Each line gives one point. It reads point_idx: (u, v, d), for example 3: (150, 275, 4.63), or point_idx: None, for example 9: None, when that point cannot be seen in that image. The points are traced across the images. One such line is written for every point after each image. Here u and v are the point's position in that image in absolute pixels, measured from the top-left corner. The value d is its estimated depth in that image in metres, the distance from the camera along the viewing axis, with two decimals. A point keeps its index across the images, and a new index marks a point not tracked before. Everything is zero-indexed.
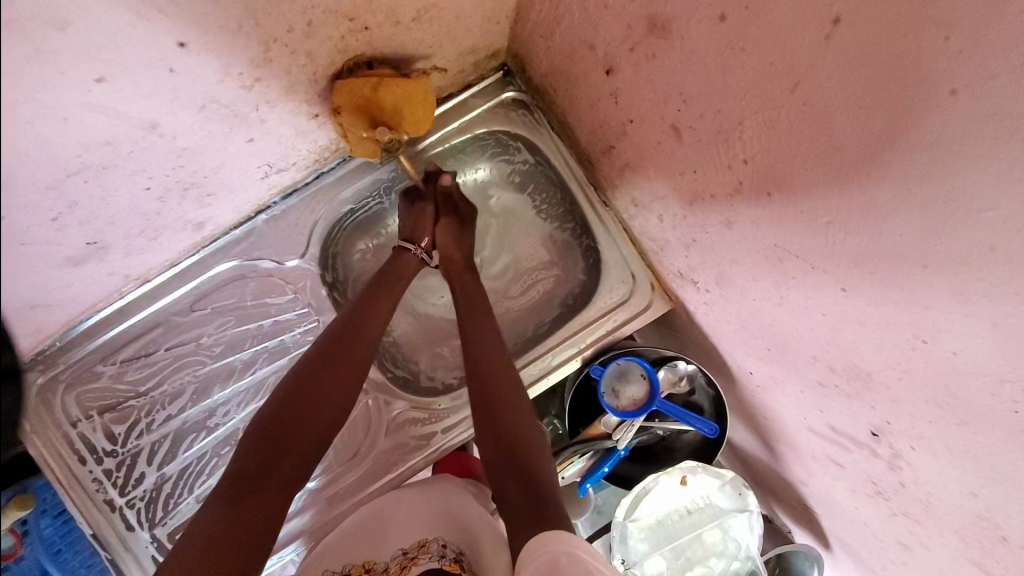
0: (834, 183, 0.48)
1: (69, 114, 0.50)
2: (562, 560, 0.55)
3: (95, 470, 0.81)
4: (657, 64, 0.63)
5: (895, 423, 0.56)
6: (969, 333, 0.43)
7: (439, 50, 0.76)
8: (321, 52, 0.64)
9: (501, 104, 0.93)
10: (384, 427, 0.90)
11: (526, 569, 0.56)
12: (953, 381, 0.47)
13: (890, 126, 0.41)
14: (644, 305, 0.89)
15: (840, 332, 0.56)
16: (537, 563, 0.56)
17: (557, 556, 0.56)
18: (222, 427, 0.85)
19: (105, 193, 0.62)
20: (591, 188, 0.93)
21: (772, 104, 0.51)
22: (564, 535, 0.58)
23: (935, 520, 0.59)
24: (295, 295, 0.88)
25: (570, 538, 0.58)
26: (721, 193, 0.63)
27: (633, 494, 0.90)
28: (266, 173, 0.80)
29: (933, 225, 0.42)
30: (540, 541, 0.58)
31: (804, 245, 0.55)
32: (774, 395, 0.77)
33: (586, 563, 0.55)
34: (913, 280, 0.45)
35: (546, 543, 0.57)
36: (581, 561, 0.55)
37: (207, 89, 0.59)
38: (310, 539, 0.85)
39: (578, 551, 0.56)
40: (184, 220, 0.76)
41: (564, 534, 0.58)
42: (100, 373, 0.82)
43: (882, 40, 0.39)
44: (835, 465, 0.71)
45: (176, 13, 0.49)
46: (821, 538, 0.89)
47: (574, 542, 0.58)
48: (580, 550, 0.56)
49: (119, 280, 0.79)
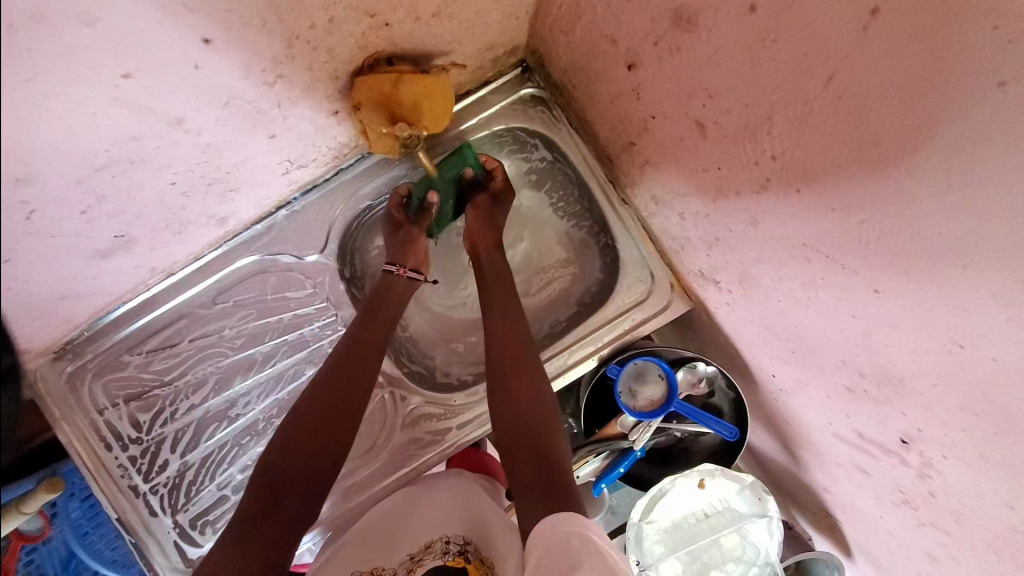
0: (868, 180, 0.47)
1: (98, 110, 0.51)
2: (572, 542, 0.56)
3: (121, 456, 0.83)
4: (682, 58, 0.61)
5: (926, 430, 0.54)
6: (1011, 340, 0.41)
7: (459, 46, 0.75)
8: (343, 49, 0.64)
9: (519, 100, 0.92)
10: (399, 421, 0.90)
11: (537, 549, 0.57)
12: (993, 389, 0.45)
13: (934, 119, 0.39)
14: (663, 304, 0.88)
15: (871, 335, 0.54)
16: (549, 544, 0.56)
17: (568, 537, 0.56)
18: (242, 418, 0.87)
19: (132, 188, 0.63)
20: (610, 186, 0.92)
21: (804, 97, 0.49)
22: (575, 518, 0.59)
23: (968, 532, 0.57)
24: (314, 289, 0.89)
25: (582, 522, 0.58)
26: (747, 191, 0.62)
27: (649, 495, 0.89)
28: (287, 169, 0.80)
29: (977, 224, 0.40)
30: (554, 522, 0.58)
31: (833, 244, 0.53)
32: (798, 399, 0.75)
33: (597, 546, 0.56)
34: (952, 282, 0.43)
35: (557, 525, 0.58)
36: (592, 544, 0.56)
37: (230, 85, 0.60)
38: (327, 530, 0.85)
39: (588, 533, 0.57)
40: (208, 214, 0.78)
41: (578, 517, 0.59)
42: (127, 362, 0.85)
43: (924, 30, 0.37)
44: (861, 472, 0.69)
45: (202, 11, 0.50)
46: (843, 546, 0.87)
47: (585, 525, 0.58)
48: (589, 533, 0.57)
49: (144, 273, 0.81)
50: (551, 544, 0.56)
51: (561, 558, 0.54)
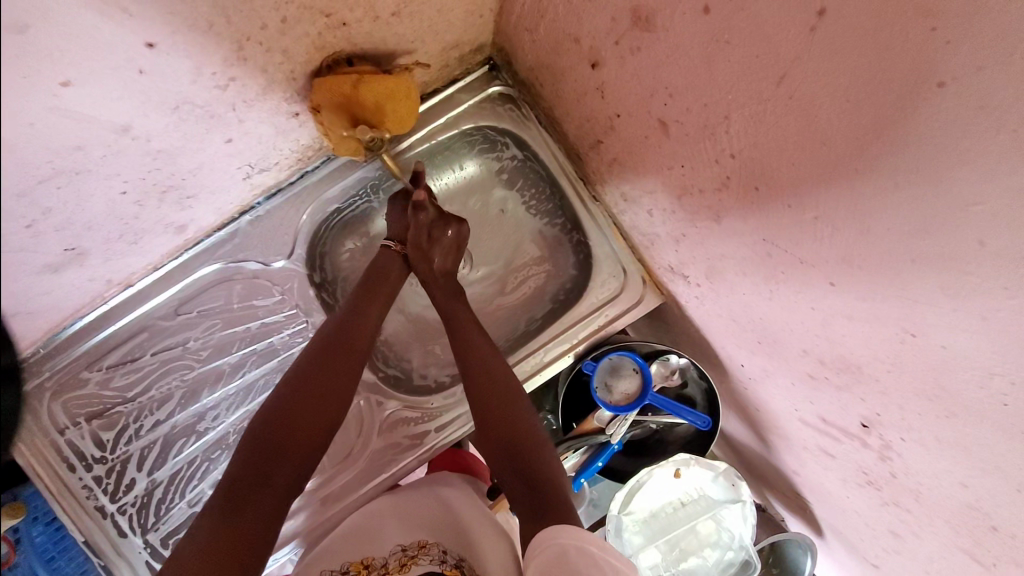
0: (821, 177, 0.48)
1: (36, 119, 0.48)
2: (570, 552, 0.56)
3: (86, 477, 0.79)
4: (642, 57, 0.62)
5: (884, 414, 0.56)
6: (958, 327, 0.43)
7: (421, 45, 0.74)
8: (298, 50, 0.62)
9: (487, 99, 0.91)
10: (376, 427, 0.89)
11: (535, 562, 0.57)
12: (943, 374, 0.47)
13: (879, 118, 0.41)
14: (635, 299, 0.89)
15: (830, 325, 0.56)
16: (545, 555, 0.57)
17: (565, 549, 0.56)
18: (212, 431, 0.84)
19: (79, 199, 0.60)
20: (580, 183, 0.92)
21: (758, 97, 0.50)
22: (570, 528, 0.59)
23: (926, 509, 0.60)
24: (282, 297, 0.87)
25: (582, 533, 0.58)
26: (710, 188, 0.63)
27: (627, 487, 0.90)
28: (248, 174, 0.78)
29: (922, 219, 0.41)
30: (549, 533, 0.59)
31: (792, 239, 0.55)
32: (766, 388, 0.77)
33: (596, 557, 0.55)
34: (902, 274, 0.45)
35: (554, 538, 0.58)
36: (592, 555, 0.56)
37: (180, 90, 0.57)
38: (305, 541, 0.84)
39: (587, 545, 0.57)
40: (164, 223, 0.75)
41: (580, 530, 0.59)
42: (86, 379, 0.81)
43: (868, 32, 0.38)
44: (827, 456, 0.72)
45: (143, 14, 0.48)
46: (814, 525, 0.90)
47: (584, 536, 0.58)
48: (589, 545, 0.56)
49: (99, 286, 0.77)
50: (551, 554, 0.57)
51: (559, 569, 0.55)
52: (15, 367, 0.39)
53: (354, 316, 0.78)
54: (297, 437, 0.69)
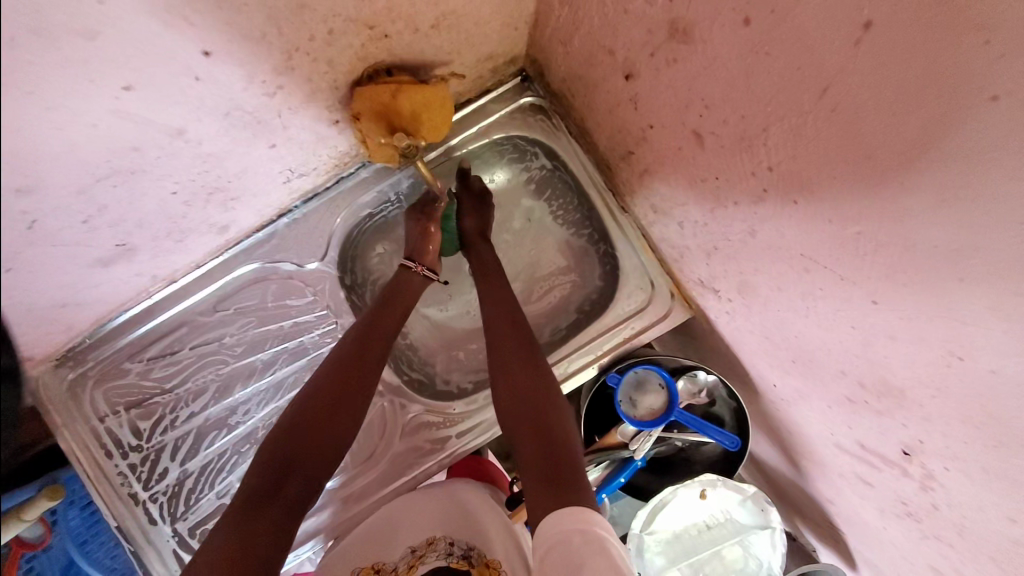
0: (863, 192, 0.47)
1: (98, 121, 0.52)
2: (575, 540, 0.55)
3: (121, 464, 0.83)
4: (678, 69, 0.62)
5: (928, 442, 0.53)
6: (1011, 353, 0.40)
7: (458, 57, 0.76)
8: (342, 61, 0.65)
9: (519, 109, 0.92)
10: (399, 430, 0.90)
11: (542, 544, 0.57)
12: (994, 402, 0.44)
13: (925, 132, 0.39)
14: (663, 312, 0.87)
15: (870, 346, 0.54)
16: (551, 539, 0.56)
17: (570, 535, 0.55)
18: (242, 426, 0.87)
19: (133, 198, 0.64)
20: (609, 194, 0.92)
21: (798, 109, 0.49)
22: (577, 511, 0.58)
23: (972, 547, 0.56)
24: (314, 297, 0.89)
25: (589, 518, 0.57)
26: (744, 201, 0.62)
27: (649, 508, 0.87)
28: (288, 178, 0.81)
29: (972, 237, 0.40)
30: (556, 515, 0.58)
31: (831, 255, 0.53)
32: (799, 409, 0.74)
33: (600, 543, 0.55)
34: (951, 295, 0.43)
35: (559, 522, 0.57)
36: (596, 541, 0.55)
37: (230, 97, 0.60)
38: (326, 538, 0.85)
39: (593, 531, 0.56)
40: (208, 223, 0.78)
41: (584, 511, 0.58)
42: (128, 369, 0.85)
43: (917, 44, 0.37)
44: (863, 484, 0.68)
45: (201, 24, 0.51)
46: (847, 558, 0.86)
47: (591, 521, 0.57)
48: (594, 531, 0.56)
49: (146, 281, 0.81)
50: (554, 541, 0.56)
51: (564, 557, 0.54)
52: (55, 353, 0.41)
53: (377, 314, 0.80)
54: (321, 435, 0.71)
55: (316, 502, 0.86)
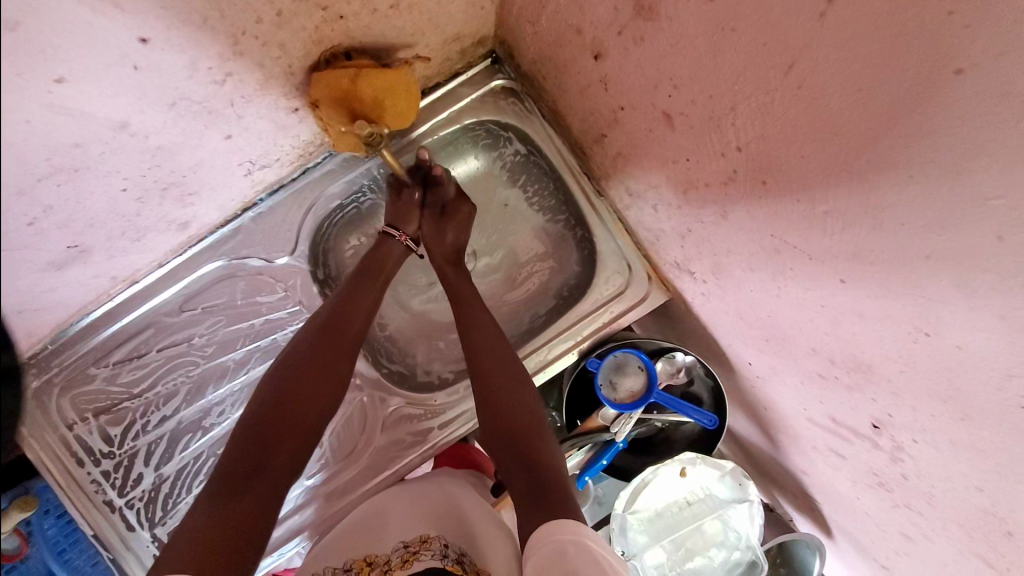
0: (831, 171, 0.46)
1: (30, 117, 0.48)
2: (568, 550, 0.55)
3: (93, 471, 0.80)
4: (645, 48, 0.60)
5: (896, 415, 0.55)
6: (975, 327, 0.41)
7: (421, 38, 0.73)
8: (296, 44, 0.62)
9: (490, 92, 0.90)
10: (380, 423, 0.89)
11: (533, 558, 0.57)
12: (957, 375, 0.45)
13: (890, 107, 0.39)
14: (641, 296, 0.87)
15: (839, 324, 0.55)
16: (543, 551, 0.56)
17: (563, 545, 0.56)
18: (218, 427, 0.85)
19: (79, 197, 0.60)
20: (584, 178, 0.91)
21: (765, 87, 0.48)
22: (569, 523, 0.58)
23: (939, 512, 0.58)
24: (285, 293, 0.87)
25: (580, 529, 0.58)
26: (715, 182, 0.61)
27: (632, 486, 0.89)
28: (249, 170, 0.78)
29: (936, 214, 0.40)
30: (549, 527, 0.58)
31: (801, 235, 0.53)
32: (774, 386, 0.75)
33: (593, 552, 0.55)
34: (916, 271, 0.43)
35: (551, 534, 0.57)
36: (589, 550, 0.55)
37: (176, 86, 0.57)
38: (312, 534, 0.84)
39: (585, 539, 0.56)
40: (167, 220, 0.75)
41: (575, 524, 0.58)
42: (93, 375, 0.82)
43: (882, 17, 0.36)
44: (836, 457, 0.70)
45: (135, 9, 0.47)
46: (822, 526, 0.89)
47: (582, 531, 0.58)
48: (587, 539, 0.56)
49: (105, 283, 0.78)
50: (546, 552, 0.56)
51: (558, 566, 0.54)
52: (5, 369, 0.38)
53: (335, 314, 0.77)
54: (295, 435, 0.69)
55: (300, 498, 0.85)
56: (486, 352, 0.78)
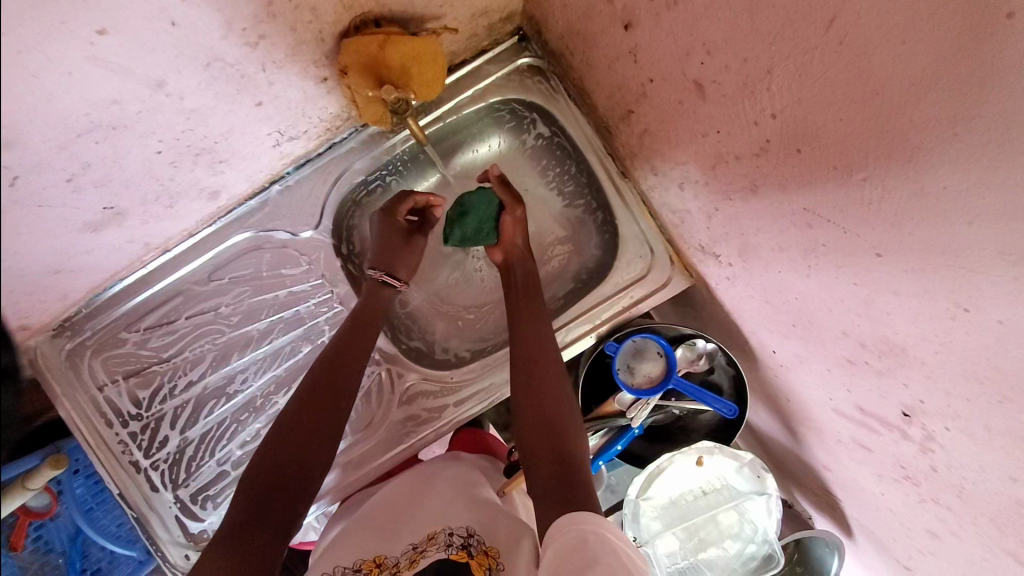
0: (870, 135, 0.45)
1: (74, 69, 0.50)
2: (589, 538, 0.55)
3: (122, 433, 0.83)
4: (678, 12, 0.59)
5: (929, 402, 0.53)
6: (1018, 301, 0.39)
7: (450, 9, 0.73)
8: (326, 8, 0.63)
9: (516, 70, 0.90)
10: (396, 399, 0.90)
11: (551, 544, 0.56)
12: (997, 354, 0.43)
13: (937, 57, 0.37)
14: (662, 281, 0.86)
15: (872, 303, 0.53)
16: (563, 539, 0.56)
17: (585, 534, 0.55)
18: (241, 395, 0.87)
19: (116, 155, 0.62)
20: (609, 160, 0.89)
21: (804, 46, 0.47)
22: (590, 516, 0.58)
23: (970, 507, 0.55)
24: (309, 266, 0.89)
25: (599, 521, 0.57)
26: (746, 154, 0.60)
27: (646, 472, 0.88)
28: (278, 141, 0.79)
29: (980, 175, 0.38)
30: (566, 520, 0.58)
31: (834, 206, 0.51)
32: (799, 374, 0.73)
33: (613, 544, 0.55)
34: (958, 238, 0.41)
35: (571, 523, 0.57)
36: (609, 542, 0.55)
37: (209, 46, 0.58)
38: (332, 500, 0.85)
39: (605, 532, 0.56)
40: (198, 187, 0.77)
41: (595, 516, 0.58)
42: (125, 339, 0.84)
43: None
44: (862, 449, 0.68)
45: None
46: (843, 524, 0.86)
47: (601, 523, 0.57)
48: (607, 531, 0.56)
49: (138, 249, 0.80)
50: (568, 539, 0.55)
51: (577, 553, 0.54)
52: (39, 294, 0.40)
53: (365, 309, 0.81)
54: None
55: None
56: (522, 346, 0.80)
